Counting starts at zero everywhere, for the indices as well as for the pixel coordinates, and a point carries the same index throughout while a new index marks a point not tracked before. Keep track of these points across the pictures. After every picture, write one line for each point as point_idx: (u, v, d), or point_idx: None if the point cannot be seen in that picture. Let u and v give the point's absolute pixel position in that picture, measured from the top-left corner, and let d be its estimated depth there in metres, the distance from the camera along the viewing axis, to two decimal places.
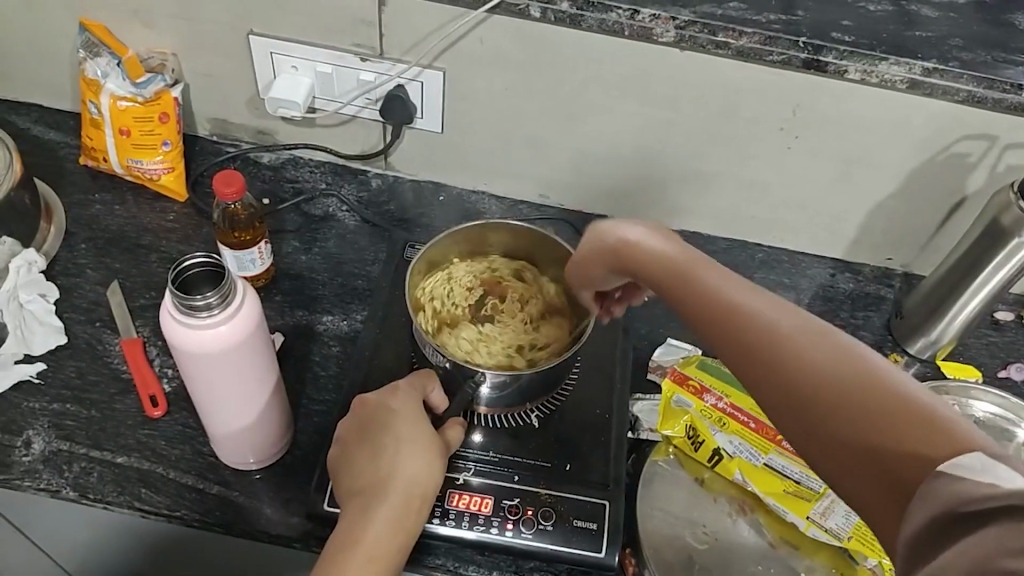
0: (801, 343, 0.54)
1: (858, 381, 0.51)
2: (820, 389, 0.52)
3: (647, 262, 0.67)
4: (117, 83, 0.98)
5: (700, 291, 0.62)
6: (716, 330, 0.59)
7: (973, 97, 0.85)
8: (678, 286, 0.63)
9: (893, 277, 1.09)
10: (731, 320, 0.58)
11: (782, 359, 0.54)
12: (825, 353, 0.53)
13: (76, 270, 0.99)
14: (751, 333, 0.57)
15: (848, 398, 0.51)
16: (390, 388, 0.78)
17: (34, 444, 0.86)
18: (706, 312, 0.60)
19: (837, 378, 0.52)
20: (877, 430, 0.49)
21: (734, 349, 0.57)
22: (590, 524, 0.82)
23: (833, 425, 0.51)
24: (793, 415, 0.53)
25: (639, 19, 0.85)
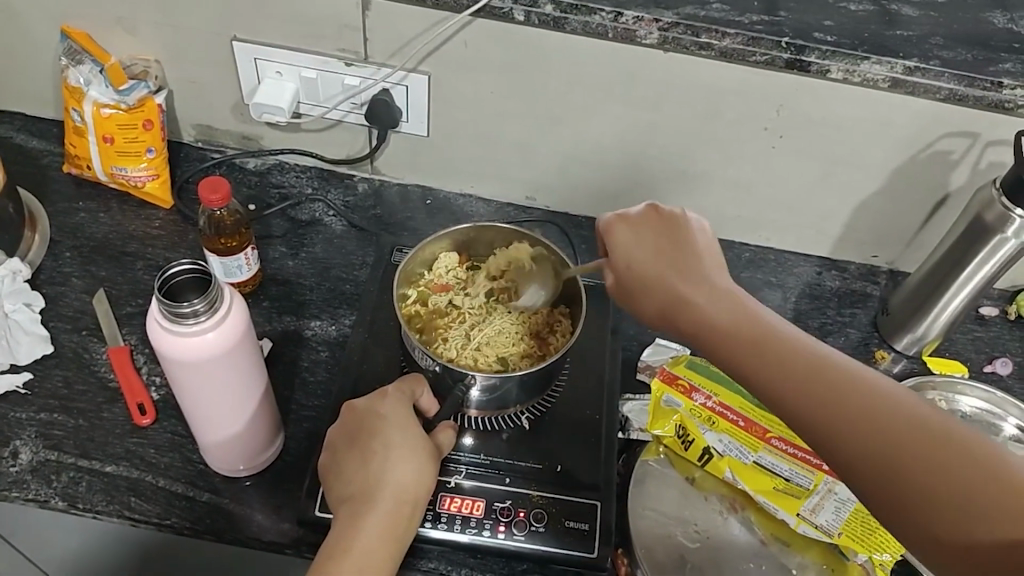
0: (859, 385, 0.61)
1: (923, 423, 0.59)
2: (892, 429, 0.59)
3: (694, 292, 0.70)
4: (99, 91, 0.97)
5: (754, 330, 0.66)
6: (766, 370, 0.64)
7: (954, 95, 0.85)
8: (727, 325, 0.67)
9: (878, 274, 1.10)
10: (787, 359, 0.64)
11: (845, 401, 0.60)
12: (885, 396, 0.60)
13: (62, 278, 0.99)
14: (810, 373, 0.62)
15: (911, 439, 0.58)
16: (378, 393, 0.78)
17: (21, 454, 0.85)
18: (756, 353, 0.65)
19: (904, 418, 0.59)
20: (945, 471, 0.57)
21: (800, 389, 0.62)
22: (582, 525, 0.82)
23: (899, 465, 0.58)
24: (856, 457, 0.60)
25: (622, 22, 0.85)
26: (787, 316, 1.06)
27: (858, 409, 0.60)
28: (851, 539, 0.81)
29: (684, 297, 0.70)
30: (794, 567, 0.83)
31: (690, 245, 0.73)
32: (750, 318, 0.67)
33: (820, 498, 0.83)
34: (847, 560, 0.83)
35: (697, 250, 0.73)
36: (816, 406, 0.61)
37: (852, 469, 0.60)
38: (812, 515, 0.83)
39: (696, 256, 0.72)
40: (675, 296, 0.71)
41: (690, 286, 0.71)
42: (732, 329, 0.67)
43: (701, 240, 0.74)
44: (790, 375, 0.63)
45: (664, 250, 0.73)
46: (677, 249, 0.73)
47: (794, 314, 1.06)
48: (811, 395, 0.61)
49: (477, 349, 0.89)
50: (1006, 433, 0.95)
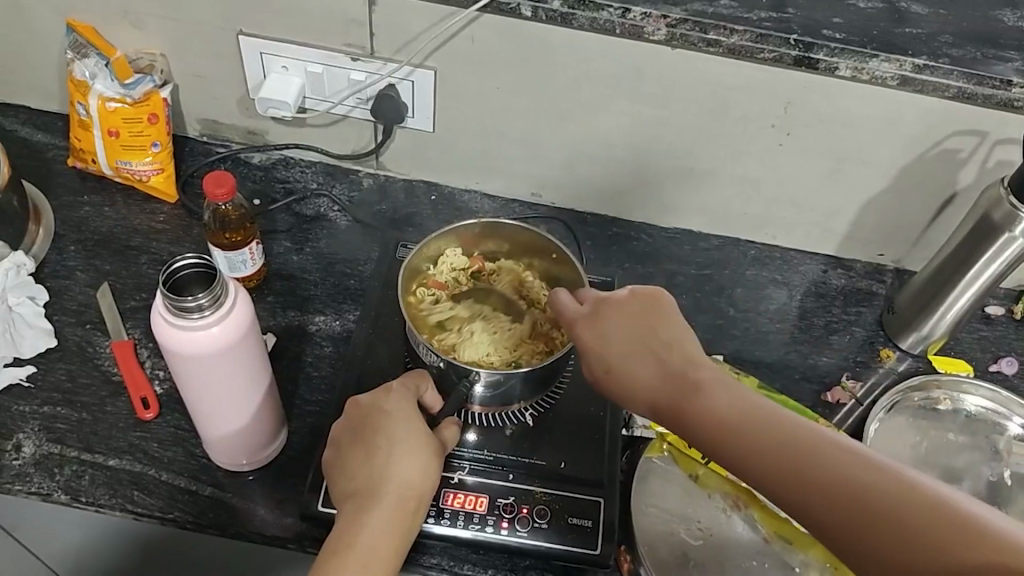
0: (834, 452, 0.58)
1: (896, 486, 0.55)
2: (861, 492, 0.56)
3: (669, 370, 0.68)
4: (106, 85, 0.98)
5: (724, 406, 0.64)
6: (736, 445, 0.61)
7: (963, 93, 0.85)
8: (698, 402, 0.65)
9: (885, 272, 1.09)
10: (756, 430, 0.61)
11: (820, 470, 0.58)
12: (862, 462, 0.57)
13: (66, 272, 0.99)
14: (782, 442, 0.60)
15: (894, 507, 0.54)
16: (383, 389, 0.78)
17: (25, 447, 0.85)
18: (726, 428, 0.62)
19: (874, 478, 0.56)
20: (932, 541, 0.52)
21: (760, 453, 0.60)
22: (585, 521, 0.82)
23: (882, 537, 0.54)
24: (841, 530, 0.56)
25: (630, 18, 0.85)
26: (792, 315, 1.05)
27: (833, 477, 0.57)
28: None
29: (658, 382, 0.68)
30: (797, 566, 0.83)
31: (666, 322, 0.71)
32: (713, 386, 0.66)
33: None
34: None
35: (673, 328, 0.71)
36: (791, 478, 0.58)
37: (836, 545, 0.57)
38: None
39: (671, 333, 0.71)
40: (638, 368, 0.70)
41: (665, 363, 0.69)
42: (703, 404, 0.65)
43: (675, 316, 0.72)
44: (758, 446, 0.60)
45: (634, 328, 0.72)
46: (648, 326, 0.71)
47: (799, 312, 1.06)
48: (782, 466, 0.59)
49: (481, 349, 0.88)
50: (1012, 433, 0.95)
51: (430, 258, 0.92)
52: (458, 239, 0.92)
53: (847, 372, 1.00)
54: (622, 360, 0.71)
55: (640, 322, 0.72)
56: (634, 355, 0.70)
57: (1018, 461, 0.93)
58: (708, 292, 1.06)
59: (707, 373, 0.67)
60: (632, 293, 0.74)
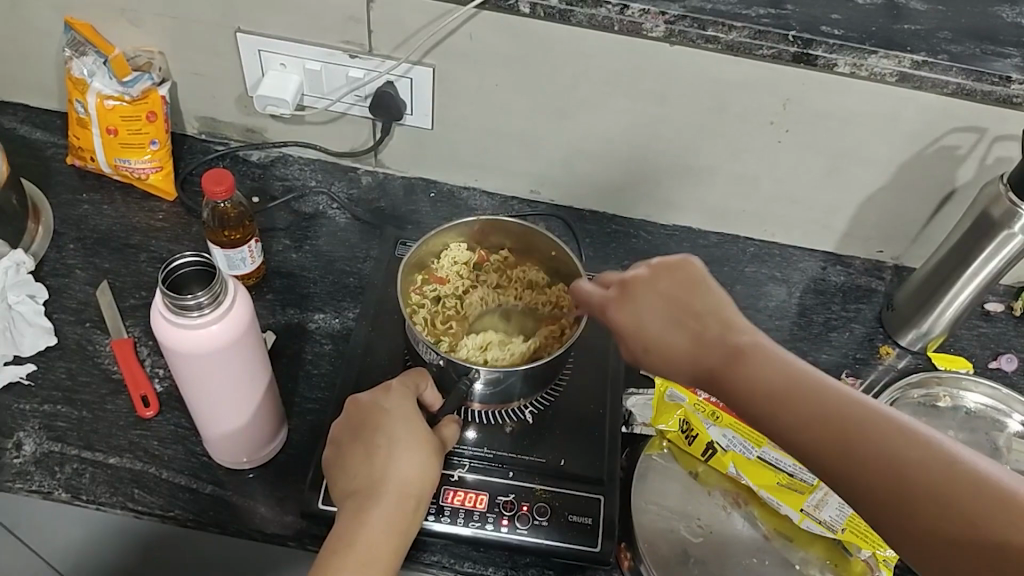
0: (881, 425, 0.58)
1: (925, 453, 0.57)
2: (891, 456, 0.57)
3: (706, 341, 0.67)
4: (104, 82, 0.97)
5: (769, 374, 0.63)
6: (783, 413, 0.61)
7: (962, 89, 0.85)
8: (741, 370, 0.64)
9: (883, 269, 1.09)
10: (792, 394, 0.61)
11: (868, 442, 0.58)
12: (907, 435, 0.58)
13: (65, 270, 0.98)
14: (828, 412, 0.60)
15: (937, 483, 0.56)
16: (383, 388, 0.78)
17: (25, 446, 0.85)
18: (761, 391, 0.62)
19: (905, 443, 0.57)
20: (972, 517, 0.54)
21: (795, 413, 0.61)
22: (585, 519, 0.82)
23: (923, 511, 0.55)
24: (868, 491, 0.58)
25: (628, 15, 0.85)
26: (791, 312, 1.05)
27: (878, 450, 0.58)
28: (855, 535, 0.81)
29: (693, 348, 0.67)
30: (798, 562, 0.83)
31: (700, 290, 0.69)
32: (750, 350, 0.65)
33: (825, 493, 0.82)
34: (850, 556, 0.82)
35: (708, 296, 0.69)
36: (837, 449, 0.59)
37: (875, 514, 0.58)
38: (816, 511, 0.82)
39: (706, 303, 0.69)
40: (674, 341, 0.68)
41: (703, 333, 0.67)
42: (746, 373, 0.64)
43: (709, 283, 0.70)
44: (807, 416, 0.60)
45: (668, 298, 0.69)
46: (683, 296, 0.69)
47: (798, 309, 1.06)
48: (829, 437, 0.59)
49: (483, 347, 0.88)
50: (1011, 429, 0.95)
51: (433, 252, 0.91)
52: (462, 234, 0.91)
53: (846, 369, 1.00)
54: (657, 334, 0.69)
55: (676, 294, 0.69)
56: (668, 329, 0.68)
57: (1017, 457, 0.93)
58: None
59: (748, 338, 0.66)
60: (664, 262, 0.71)
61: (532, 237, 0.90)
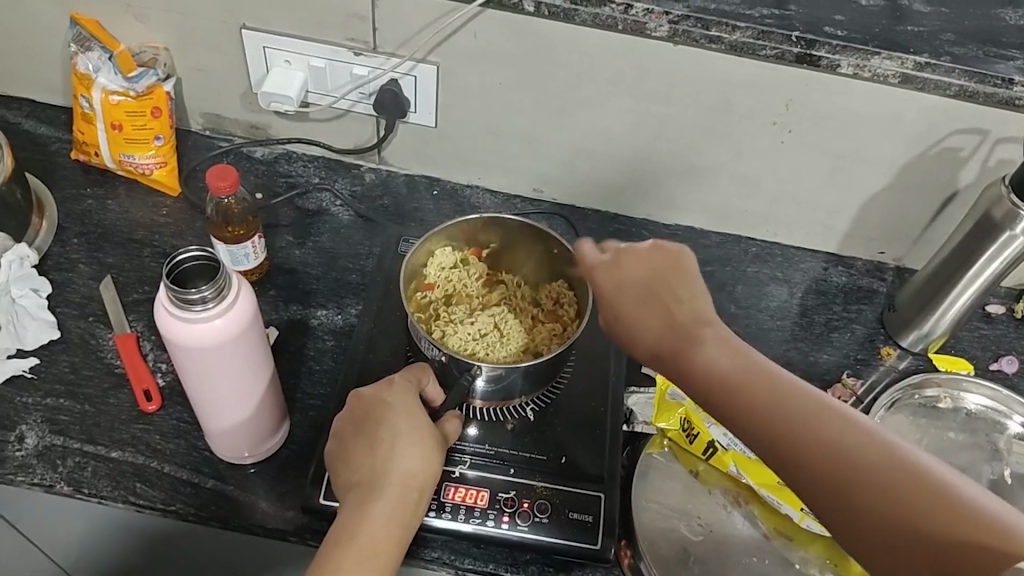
0: (851, 437, 0.57)
1: (887, 461, 0.56)
2: (854, 462, 0.56)
3: (680, 330, 0.67)
4: (109, 78, 0.98)
5: (734, 372, 0.63)
6: (751, 418, 0.60)
7: (964, 91, 0.85)
8: (708, 364, 0.64)
9: (885, 270, 1.10)
10: (757, 395, 0.61)
11: (835, 452, 0.57)
12: (877, 450, 0.56)
13: (69, 264, 0.99)
14: (794, 416, 0.59)
15: (901, 500, 0.54)
16: (386, 381, 0.78)
17: (27, 439, 0.85)
18: (728, 390, 0.62)
19: (867, 451, 0.56)
20: (936, 535, 0.52)
21: (760, 416, 0.60)
22: (585, 516, 0.82)
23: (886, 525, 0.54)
24: (829, 496, 0.57)
25: (632, 14, 0.85)
26: (793, 312, 1.05)
27: (846, 463, 0.56)
28: None
29: (663, 335, 0.67)
30: (798, 562, 0.83)
31: (684, 278, 0.69)
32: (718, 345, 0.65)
33: None
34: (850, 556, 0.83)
35: (690, 285, 0.69)
36: (801, 457, 0.58)
37: (837, 525, 0.57)
38: None
39: (688, 291, 0.68)
40: (649, 323, 0.68)
41: (677, 324, 0.67)
42: (715, 368, 0.63)
43: (694, 272, 0.70)
44: (774, 421, 0.59)
45: (647, 283, 0.70)
46: (665, 280, 0.69)
47: (800, 309, 1.06)
48: (791, 440, 0.58)
49: (497, 340, 0.89)
50: (1011, 431, 0.95)
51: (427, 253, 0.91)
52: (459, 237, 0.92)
53: (847, 369, 1.00)
54: (633, 316, 0.69)
55: (659, 282, 0.69)
56: (644, 309, 0.69)
57: (1018, 459, 0.93)
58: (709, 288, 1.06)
59: (720, 332, 0.66)
60: (652, 246, 0.71)
61: (532, 238, 0.91)
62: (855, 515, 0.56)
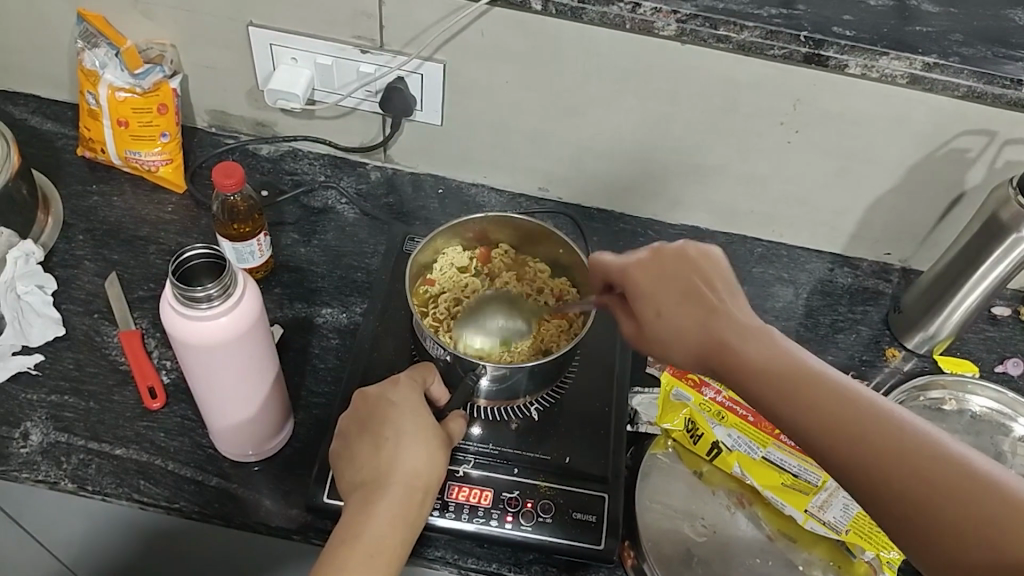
0: (892, 425, 0.59)
1: (930, 451, 0.58)
2: (900, 453, 0.58)
3: (717, 324, 0.67)
4: (115, 74, 0.97)
5: (779, 367, 0.64)
6: (795, 406, 0.62)
7: (973, 92, 0.85)
8: (747, 355, 0.65)
9: (891, 271, 1.09)
10: (801, 389, 0.62)
11: (876, 440, 0.59)
12: (918, 438, 0.58)
13: (74, 261, 0.99)
14: (840, 409, 0.60)
15: (942, 485, 0.57)
16: (390, 381, 0.78)
17: (32, 436, 0.86)
18: (774, 385, 0.63)
19: (910, 442, 0.58)
20: (976, 518, 0.55)
21: (806, 409, 0.61)
22: (589, 517, 0.82)
23: (926, 509, 0.57)
24: (874, 486, 0.59)
25: (640, 13, 0.85)
26: (798, 313, 1.05)
27: (890, 451, 0.58)
28: (860, 537, 0.81)
29: (704, 332, 0.68)
30: (801, 564, 0.83)
31: (718, 275, 0.70)
32: (759, 341, 0.66)
33: (830, 494, 0.83)
34: (854, 558, 0.82)
35: (724, 282, 0.70)
36: (850, 446, 0.59)
37: (876, 508, 0.60)
38: (820, 512, 0.83)
39: (725, 289, 0.69)
40: (687, 320, 0.68)
41: (713, 316, 0.68)
42: (754, 359, 0.65)
43: (726, 269, 0.71)
44: (816, 411, 0.61)
45: (681, 277, 0.70)
46: (700, 275, 0.70)
47: (805, 310, 1.06)
48: (838, 433, 0.60)
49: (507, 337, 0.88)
50: (1016, 434, 0.95)
51: (436, 249, 0.92)
52: (467, 235, 0.93)
53: (852, 370, 1.00)
54: (672, 315, 0.69)
55: (698, 279, 0.70)
56: (683, 307, 0.69)
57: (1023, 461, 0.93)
58: None
59: (758, 327, 0.67)
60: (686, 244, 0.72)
61: (538, 236, 0.91)
62: (896, 499, 0.58)
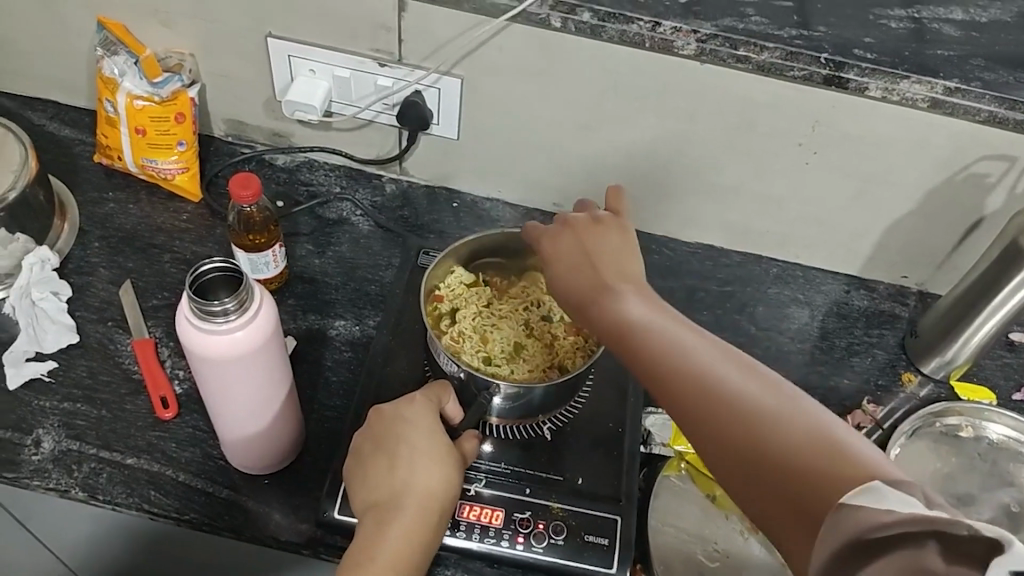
0: (765, 409, 0.58)
1: (790, 428, 0.57)
2: (760, 431, 0.57)
3: (600, 284, 0.69)
4: (134, 83, 0.98)
5: (652, 341, 0.63)
6: (666, 385, 0.62)
7: (994, 117, 0.84)
8: (631, 331, 0.65)
9: (907, 295, 1.09)
10: (671, 365, 0.62)
11: (745, 427, 0.58)
12: (784, 417, 0.57)
13: (89, 269, 0.99)
14: (704, 389, 0.60)
15: (785, 445, 0.56)
16: (406, 398, 0.77)
17: (44, 443, 0.86)
18: (648, 361, 0.63)
19: (772, 420, 0.57)
20: (816, 478, 0.54)
21: (677, 387, 0.61)
22: (601, 540, 0.81)
23: (767, 469, 0.56)
24: (737, 467, 0.58)
25: (660, 32, 0.84)
26: (813, 334, 1.05)
27: (755, 436, 0.57)
28: None
29: (592, 299, 0.68)
30: None
31: (617, 251, 0.71)
32: (640, 314, 0.66)
33: None
34: None
35: (622, 257, 0.71)
36: (712, 426, 0.59)
37: (734, 480, 0.59)
38: None
39: (617, 262, 0.70)
40: (583, 285, 0.69)
41: (597, 279, 0.69)
42: (636, 336, 0.64)
43: (626, 245, 0.72)
44: (689, 393, 0.60)
45: (583, 249, 0.71)
46: (598, 251, 0.71)
47: (820, 332, 1.05)
48: (705, 413, 0.60)
49: (519, 357, 0.89)
50: None
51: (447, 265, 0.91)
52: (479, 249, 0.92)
53: (867, 395, 1.00)
54: (569, 281, 0.70)
55: (599, 251, 0.71)
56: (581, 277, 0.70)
57: None
58: (729, 309, 1.06)
59: (646, 301, 0.67)
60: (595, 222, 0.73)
61: None
62: (749, 465, 0.57)
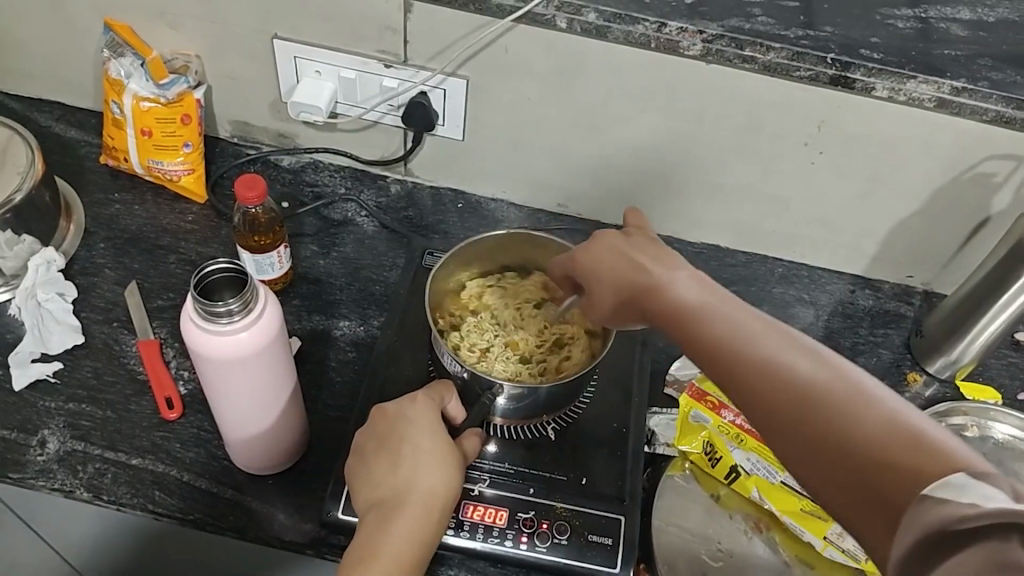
0: (822, 382, 0.55)
1: (846, 401, 0.53)
2: (814, 404, 0.54)
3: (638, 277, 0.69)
4: (139, 84, 0.98)
5: (699, 321, 0.63)
6: (716, 360, 0.60)
7: (1001, 117, 0.84)
8: (677, 312, 0.64)
9: (913, 294, 1.08)
10: (720, 342, 0.61)
11: (797, 401, 0.55)
12: (839, 390, 0.54)
13: (94, 269, 0.99)
14: (754, 364, 0.58)
15: (839, 419, 0.53)
16: (409, 398, 0.77)
17: (49, 444, 0.86)
18: (696, 339, 0.62)
19: (827, 393, 0.54)
20: (873, 453, 0.51)
21: (727, 362, 0.60)
22: (606, 539, 0.81)
23: (824, 443, 0.53)
24: (790, 441, 0.55)
25: (665, 32, 0.84)
26: (818, 334, 1.04)
27: (810, 409, 0.54)
28: None
29: (631, 302, 0.69)
30: None
31: (652, 250, 0.71)
32: (685, 296, 0.65)
33: None
34: None
35: (659, 254, 0.70)
36: (762, 400, 0.57)
37: (789, 456, 0.56)
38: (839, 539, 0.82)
39: (654, 256, 0.70)
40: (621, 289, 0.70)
41: (634, 277, 0.69)
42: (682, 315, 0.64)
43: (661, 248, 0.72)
44: (739, 368, 0.59)
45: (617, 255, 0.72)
46: (632, 254, 0.71)
47: (825, 332, 1.04)
48: (757, 387, 0.57)
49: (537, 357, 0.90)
50: None
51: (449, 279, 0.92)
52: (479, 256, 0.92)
53: None
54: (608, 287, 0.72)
55: (634, 253, 0.72)
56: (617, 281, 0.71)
57: None
58: None
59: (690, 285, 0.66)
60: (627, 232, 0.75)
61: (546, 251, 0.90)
62: (803, 439, 0.54)
